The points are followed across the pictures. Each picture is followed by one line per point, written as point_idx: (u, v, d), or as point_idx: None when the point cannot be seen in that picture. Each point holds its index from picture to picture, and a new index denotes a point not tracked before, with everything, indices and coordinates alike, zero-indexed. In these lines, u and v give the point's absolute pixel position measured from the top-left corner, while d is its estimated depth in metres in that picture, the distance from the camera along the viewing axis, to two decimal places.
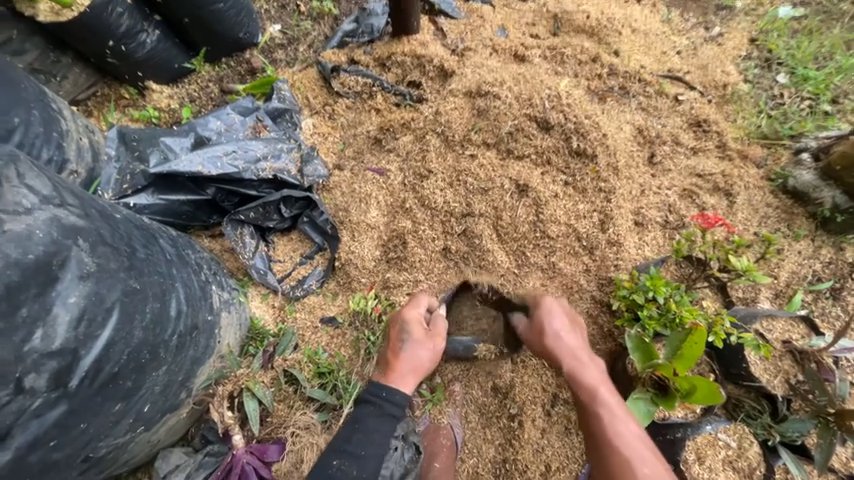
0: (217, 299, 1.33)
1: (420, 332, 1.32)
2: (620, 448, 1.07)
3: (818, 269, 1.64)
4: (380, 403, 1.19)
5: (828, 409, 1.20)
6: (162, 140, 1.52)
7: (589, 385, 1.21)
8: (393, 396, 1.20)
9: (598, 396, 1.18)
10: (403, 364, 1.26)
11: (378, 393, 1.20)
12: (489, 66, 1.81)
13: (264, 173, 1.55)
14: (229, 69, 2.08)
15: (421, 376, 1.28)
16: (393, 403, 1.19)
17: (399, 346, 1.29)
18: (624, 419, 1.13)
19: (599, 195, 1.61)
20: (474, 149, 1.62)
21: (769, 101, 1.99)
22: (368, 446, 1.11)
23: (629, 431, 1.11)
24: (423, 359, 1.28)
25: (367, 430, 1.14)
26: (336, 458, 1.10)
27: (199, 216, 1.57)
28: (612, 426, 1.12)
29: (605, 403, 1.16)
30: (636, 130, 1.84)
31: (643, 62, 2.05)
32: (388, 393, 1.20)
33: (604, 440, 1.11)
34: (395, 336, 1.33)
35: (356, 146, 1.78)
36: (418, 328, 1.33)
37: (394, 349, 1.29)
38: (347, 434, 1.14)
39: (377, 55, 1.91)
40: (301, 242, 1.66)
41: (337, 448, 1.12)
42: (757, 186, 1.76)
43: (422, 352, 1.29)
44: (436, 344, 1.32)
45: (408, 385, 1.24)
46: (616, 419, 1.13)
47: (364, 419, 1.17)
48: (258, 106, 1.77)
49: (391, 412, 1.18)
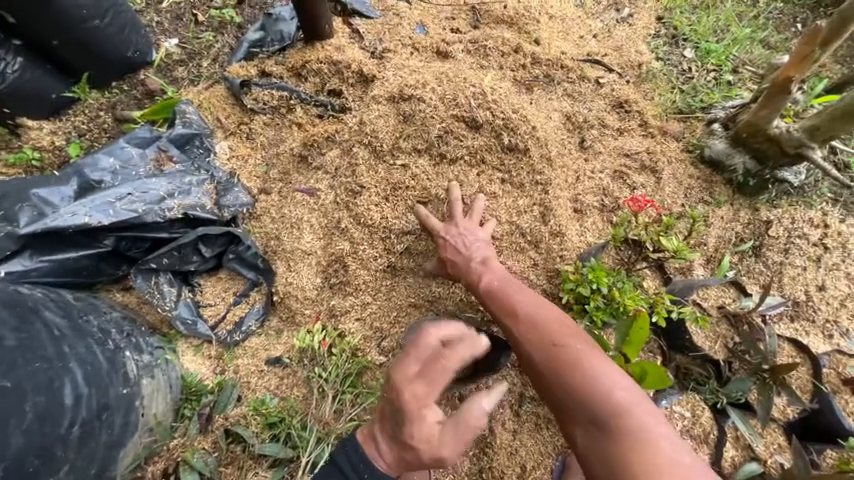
0: (133, 368, 1.15)
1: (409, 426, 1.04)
2: (582, 367, 1.06)
3: (739, 230, 1.75)
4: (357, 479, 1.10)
5: (763, 366, 1.32)
6: (32, 192, 1.25)
7: (538, 319, 1.21)
8: (375, 476, 1.09)
9: (539, 314, 1.22)
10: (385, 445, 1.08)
11: (356, 468, 1.10)
12: (411, 66, 1.72)
13: (171, 213, 1.37)
14: (123, 95, 1.83)
15: (403, 467, 1.07)
16: None
17: (389, 423, 1.07)
18: (578, 340, 1.14)
19: (537, 188, 1.60)
20: (406, 157, 1.54)
21: (680, 76, 2.09)
22: None
23: (585, 348, 1.11)
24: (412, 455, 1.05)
25: None
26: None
27: (105, 269, 1.36)
28: (567, 347, 1.11)
29: (557, 330, 1.16)
30: (564, 117, 1.86)
31: (564, 49, 2.08)
32: (372, 475, 1.09)
33: (564, 364, 1.09)
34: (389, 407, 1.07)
35: (281, 167, 1.63)
36: (415, 416, 1.03)
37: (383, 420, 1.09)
38: None
39: (291, 64, 1.77)
40: (231, 280, 1.49)
41: None
42: (678, 159, 1.85)
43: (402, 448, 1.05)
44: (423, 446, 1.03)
45: (393, 467, 1.08)
46: (569, 342, 1.13)
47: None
48: (159, 135, 1.56)
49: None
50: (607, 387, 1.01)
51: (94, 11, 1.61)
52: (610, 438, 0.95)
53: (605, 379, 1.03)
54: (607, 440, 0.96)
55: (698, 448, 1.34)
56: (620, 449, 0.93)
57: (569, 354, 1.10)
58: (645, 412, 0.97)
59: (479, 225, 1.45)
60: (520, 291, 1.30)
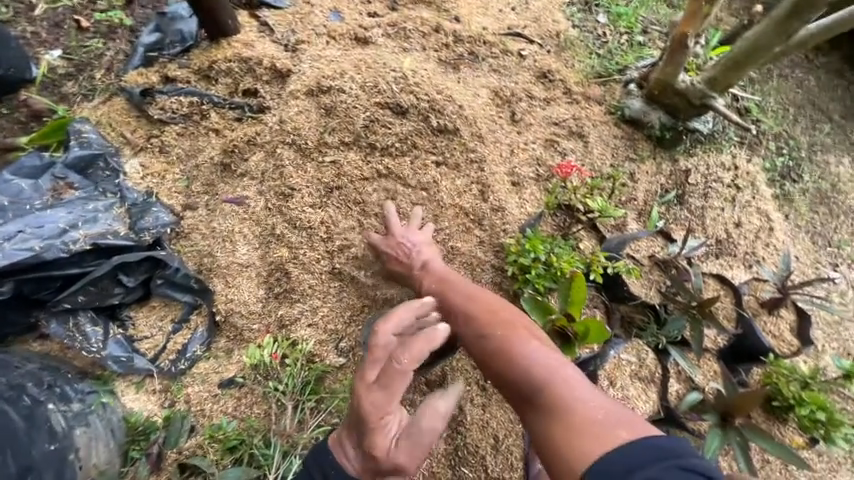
0: (61, 421, 1.10)
1: (379, 436, 1.06)
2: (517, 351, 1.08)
3: (664, 182, 1.87)
4: None
5: (692, 302, 1.45)
6: None
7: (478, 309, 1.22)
8: (340, 473, 1.09)
9: (474, 304, 1.24)
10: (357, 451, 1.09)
11: (326, 470, 1.10)
12: (328, 56, 1.65)
13: (78, 245, 1.24)
14: (4, 120, 1.61)
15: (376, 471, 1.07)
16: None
17: (357, 431, 1.08)
18: (514, 324, 1.16)
19: (472, 167, 1.62)
20: (335, 153, 1.48)
21: (596, 41, 2.17)
22: None
23: (517, 332, 1.13)
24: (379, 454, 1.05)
25: None
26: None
27: (13, 320, 1.23)
28: (502, 334, 1.13)
29: (494, 319, 1.18)
30: (492, 93, 1.88)
31: (484, 24, 2.08)
32: (337, 471, 1.09)
33: (500, 351, 1.10)
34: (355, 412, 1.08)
35: (203, 178, 1.52)
36: (375, 421, 1.05)
37: (351, 429, 1.10)
38: None
39: (197, 67, 1.64)
40: (166, 306, 1.39)
41: None
42: (603, 121, 1.93)
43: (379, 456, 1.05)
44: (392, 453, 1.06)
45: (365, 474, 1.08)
46: (505, 328, 1.15)
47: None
48: (52, 161, 1.40)
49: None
50: (535, 366, 1.03)
51: None
52: (543, 414, 0.95)
53: (538, 359, 1.05)
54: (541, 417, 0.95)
55: (646, 389, 1.46)
56: (549, 426, 0.93)
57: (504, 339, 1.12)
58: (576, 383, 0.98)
59: (417, 229, 1.42)
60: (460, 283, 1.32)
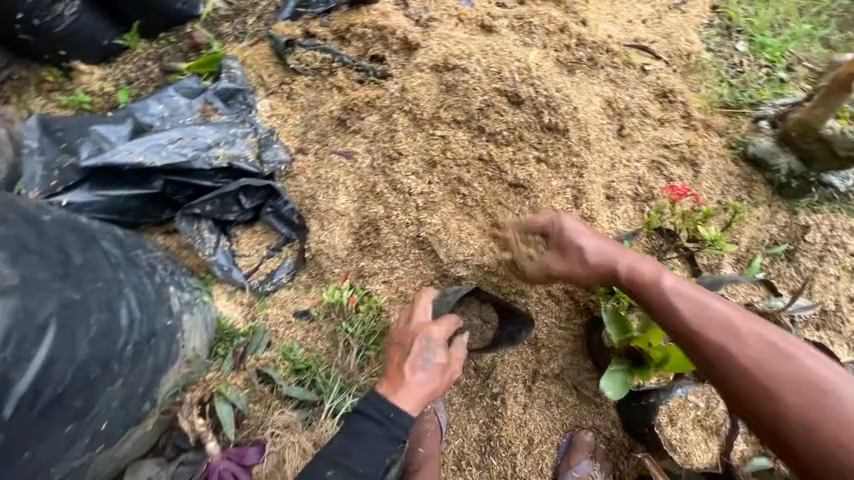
0: (176, 303, 1.23)
1: (442, 355, 1.22)
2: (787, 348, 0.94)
3: (775, 233, 1.72)
4: (385, 424, 1.10)
5: None
6: (94, 129, 1.35)
7: (660, 296, 1.09)
8: (401, 417, 1.10)
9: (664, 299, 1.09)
10: (417, 385, 1.15)
11: (385, 412, 1.10)
12: (455, 37, 1.71)
13: (217, 162, 1.43)
14: (170, 46, 1.86)
15: (426, 403, 1.17)
16: (400, 427, 1.10)
17: (419, 364, 1.18)
18: (711, 317, 1.02)
19: (572, 171, 1.60)
20: (445, 128, 1.54)
21: (730, 70, 2.02)
22: (366, 463, 1.06)
23: (728, 351, 0.98)
24: (437, 386, 1.18)
25: (369, 449, 1.07)
26: (331, 470, 1.04)
27: (150, 212, 1.42)
28: (736, 325, 0.99)
29: (708, 304, 1.05)
30: (605, 102, 1.83)
31: (611, 32, 2.02)
32: (397, 414, 1.10)
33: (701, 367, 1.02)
34: (417, 347, 1.22)
35: (319, 128, 1.65)
36: (440, 354, 1.21)
37: (413, 365, 1.18)
38: (347, 446, 1.07)
39: (335, 27, 1.77)
40: (265, 234, 1.55)
41: (334, 460, 1.06)
42: (720, 154, 1.80)
43: (438, 377, 1.19)
44: (448, 372, 1.22)
45: (416, 408, 1.13)
46: (703, 322, 1.03)
47: (363, 434, 1.08)
48: (206, 87, 1.61)
49: (396, 436, 1.09)
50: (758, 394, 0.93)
51: None
52: (811, 421, 0.86)
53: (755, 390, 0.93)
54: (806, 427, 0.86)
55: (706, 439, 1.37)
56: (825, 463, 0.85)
57: (723, 332, 0.99)
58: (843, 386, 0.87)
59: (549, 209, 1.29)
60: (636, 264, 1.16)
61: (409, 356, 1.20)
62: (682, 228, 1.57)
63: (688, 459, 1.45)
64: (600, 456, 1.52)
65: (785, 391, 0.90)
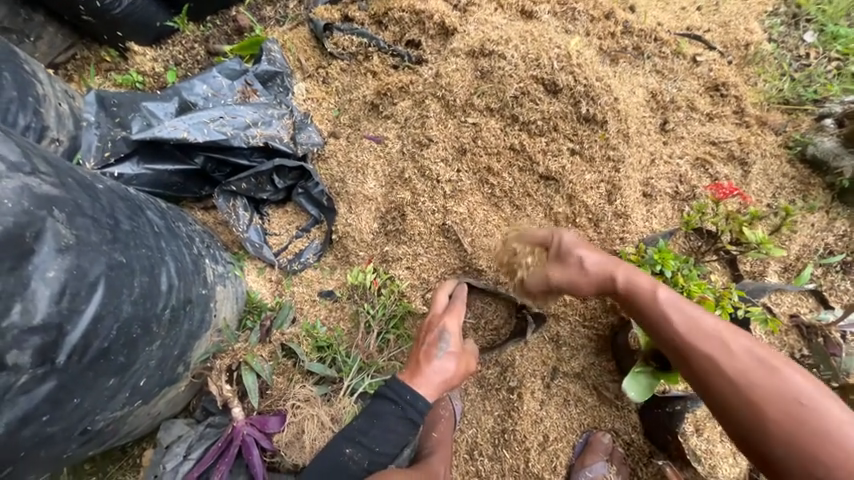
0: (211, 274, 1.30)
1: (457, 345, 1.24)
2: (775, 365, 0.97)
3: (830, 242, 1.61)
4: (402, 405, 1.15)
5: (831, 383, 1.20)
6: (144, 105, 1.42)
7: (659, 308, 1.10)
8: (417, 402, 1.15)
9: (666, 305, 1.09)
10: (435, 370, 1.18)
11: (402, 394, 1.15)
12: (493, 23, 1.66)
13: (254, 140, 1.46)
14: (215, 29, 1.93)
15: (445, 391, 1.20)
16: (416, 409, 1.14)
17: (435, 353, 1.21)
18: (708, 332, 1.04)
19: (608, 165, 1.53)
20: (477, 116, 1.51)
21: (793, 63, 1.85)
22: (382, 443, 1.14)
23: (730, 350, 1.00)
24: (454, 372, 1.20)
25: (385, 429, 1.14)
26: (349, 447, 1.14)
27: (190, 188, 1.50)
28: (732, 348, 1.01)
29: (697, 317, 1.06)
30: (649, 94, 1.74)
31: (660, 20, 1.91)
32: (414, 397, 1.14)
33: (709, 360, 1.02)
34: (431, 337, 1.24)
35: (352, 113, 1.68)
36: (455, 342, 1.24)
37: (429, 352, 1.21)
38: (364, 426, 1.15)
39: (373, 11, 1.76)
40: (296, 215, 1.60)
41: (352, 438, 1.14)
42: (773, 154, 1.67)
43: (454, 364, 1.21)
44: (464, 360, 1.24)
45: (434, 395, 1.17)
46: (700, 338, 1.04)
47: (380, 415, 1.15)
48: (247, 69, 1.65)
49: (411, 417, 1.15)
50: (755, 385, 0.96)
51: None
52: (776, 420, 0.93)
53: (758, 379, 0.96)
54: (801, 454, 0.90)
55: None
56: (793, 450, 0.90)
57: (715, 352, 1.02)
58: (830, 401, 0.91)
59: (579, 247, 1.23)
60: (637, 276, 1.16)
61: (425, 346, 1.23)
62: (724, 229, 1.43)
63: (713, 471, 1.43)
64: (617, 460, 1.49)
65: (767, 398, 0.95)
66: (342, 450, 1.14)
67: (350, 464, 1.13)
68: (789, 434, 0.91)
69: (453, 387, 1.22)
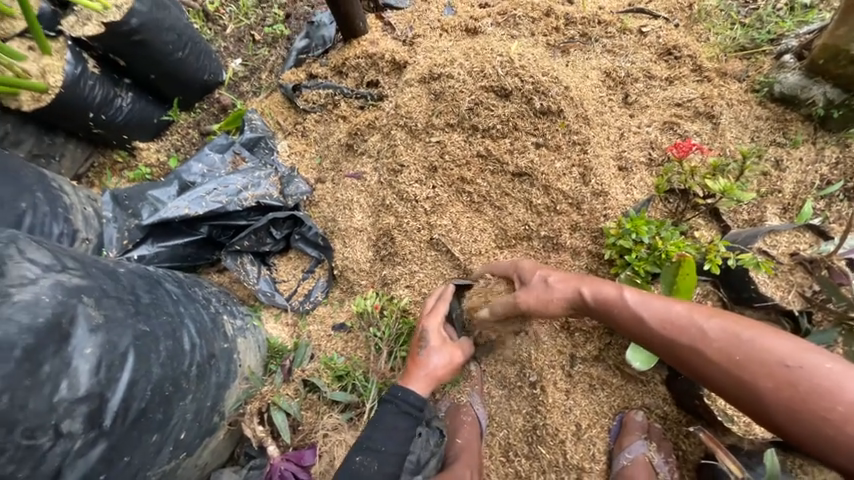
0: (230, 328, 1.43)
1: (438, 340, 1.39)
2: (743, 332, 1.02)
3: (825, 173, 1.57)
4: (396, 402, 1.29)
5: (849, 314, 1.15)
6: (149, 194, 1.62)
7: (625, 310, 1.16)
8: (408, 397, 1.28)
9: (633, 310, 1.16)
10: (420, 367, 1.33)
11: (395, 393, 1.30)
12: (440, 48, 1.80)
13: (247, 202, 1.63)
14: (204, 113, 2.18)
15: (435, 383, 1.34)
16: (409, 403, 1.28)
17: (420, 350, 1.38)
18: (677, 323, 1.10)
19: (575, 149, 1.59)
20: (441, 134, 1.62)
21: (741, 9, 1.88)
22: (387, 442, 1.23)
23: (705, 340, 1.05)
24: (440, 365, 1.35)
25: (386, 427, 1.25)
26: (358, 455, 1.23)
27: (204, 255, 1.67)
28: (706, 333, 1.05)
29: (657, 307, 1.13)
30: (604, 74, 1.80)
31: (601, 4, 2.00)
32: (403, 392, 1.28)
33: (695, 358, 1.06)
34: (416, 337, 1.42)
35: (332, 157, 1.83)
36: (438, 337, 1.40)
37: (414, 353, 1.37)
38: (369, 430, 1.26)
39: (333, 63, 1.94)
40: (300, 258, 1.73)
41: (360, 445, 1.25)
42: (741, 100, 1.68)
43: (438, 358, 1.36)
44: (449, 352, 1.37)
45: (422, 387, 1.31)
46: (674, 329, 1.10)
47: (379, 418, 1.27)
48: (233, 140, 1.84)
49: (407, 410, 1.27)
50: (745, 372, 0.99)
51: (177, 45, 1.93)
52: (781, 398, 0.95)
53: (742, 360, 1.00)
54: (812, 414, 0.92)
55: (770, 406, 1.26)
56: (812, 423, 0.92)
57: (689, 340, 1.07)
58: (799, 349, 0.96)
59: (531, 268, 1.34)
60: (596, 288, 1.22)
61: (412, 349, 1.40)
62: (693, 184, 1.46)
63: (749, 429, 1.37)
64: (657, 437, 1.46)
65: (764, 381, 0.97)
66: (352, 460, 1.23)
67: (363, 470, 1.21)
68: (797, 405, 0.93)
69: (445, 378, 1.35)
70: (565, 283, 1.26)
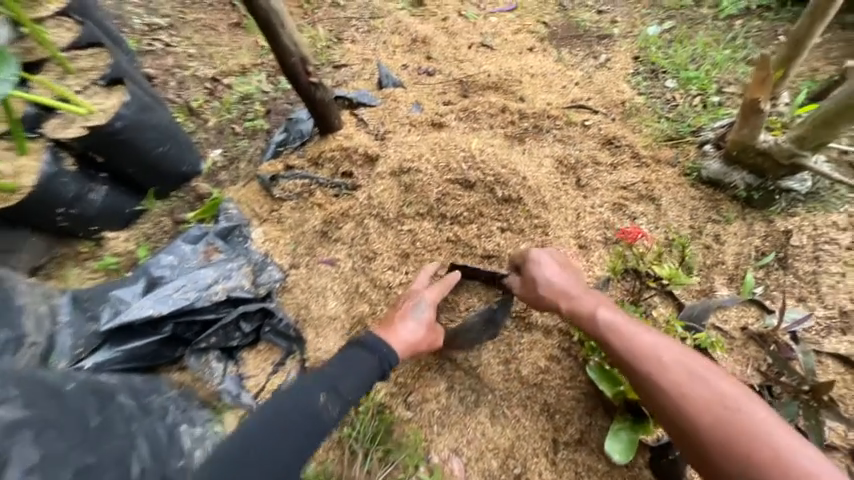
0: (188, 440, 1.31)
1: (431, 311, 1.45)
2: (640, 350, 1.23)
3: (758, 245, 1.75)
4: (377, 357, 1.25)
5: (803, 387, 1.21)
6: (113, 294, 1.57)
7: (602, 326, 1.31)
8: (390, 354, 1.27)
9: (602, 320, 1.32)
10: (408, 329, 1.37)
11: (379, 345, 1.27)
12: (409, 142, 1.99)
13: (217, 296, 1.62)
14: (179, 201, 2.19)
15: (412, 351, 1.36)
16: (384, 356, 1.26)
17: (411, 315, 1.41)
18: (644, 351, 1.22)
19: (537, 231, 1.71)
20: (411, 223, 1.72)
21: (665, 106, 2.20)
22: (349, 381, 1.19)
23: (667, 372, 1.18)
24: (423, 334, 1.39)
25: (357, 377, 1.21)
26: (324, 394, 1.16)
27: (164, 352, 1.56)
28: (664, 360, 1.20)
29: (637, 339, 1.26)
30: (556, 161, 2.01)
31: (548, 100, 2.29)
32: (388, 348, 1.27)
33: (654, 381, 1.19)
34: (408, 303, 1.46)
35: (307, 242, 1.86)
36: (429, 308, 1.46)
37: (405, 314, 1.41)
38: (338, 373, 1.20)
39: (309, 155, 2.08)
40: (270, 351, 1.66)
41: (323, 383, 1.17)
42: (677, 183, 1.89)
43: (424, 328, 1.40)
44: (432, 325, 1.43)
45: (401, 349, 1.32)
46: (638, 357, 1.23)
47: (358, 363, 1.23)
48: (207, 231, 1.84)
49: (385, 368, 1.26)
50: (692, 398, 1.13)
51: (159, 142, 2.03)
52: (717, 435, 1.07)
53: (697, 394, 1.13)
54: (683, 416, 1.13)
55: None
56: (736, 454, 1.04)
57: (652, 365, 1.20)
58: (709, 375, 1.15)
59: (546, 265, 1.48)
60: (576, 300, 1.40)
61: (403, 311, 1.43)
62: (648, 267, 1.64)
63: None
64: None
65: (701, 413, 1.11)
66: (309, 399, 1.14)
67: (324, 412, 1.14)
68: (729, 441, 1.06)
69: (418, 350, 1.38)
70: (563, 282, 1.44)
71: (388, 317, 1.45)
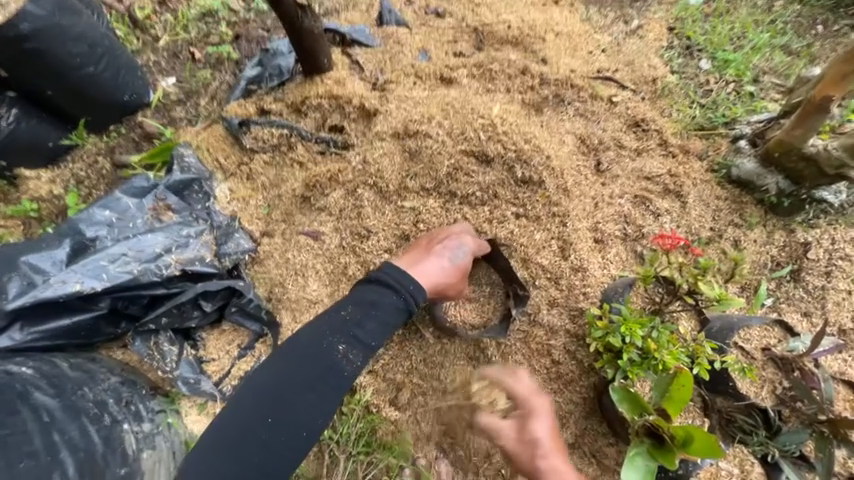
0: (133, 441, 1.09)
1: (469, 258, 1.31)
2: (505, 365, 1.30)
3: (775, 254, 1.64)
4: (403, 294, 1.14)
5: (819, 417, 1.15)
6: (23, 260, 1.20)
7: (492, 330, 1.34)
8: (417, 293, 1.16)
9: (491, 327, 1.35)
10: (438, 268, 1.24)
11: (403, 281, 1.15)
12: (414, 97, 1.66)
13: (169, 270, 1.31)
14: (121, 137, 1.77)
15: (437, 291, 1.25)
16: (412, 295, 1.15)
17: (447, 255, 1.28)
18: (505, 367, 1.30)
19: (554, 220, 1.51)
20: (415, 199, 1.47)
21: (698, 89, 1.98)
22: (376, 335, 1.09)
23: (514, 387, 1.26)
24: (455, 276, 1.27)
25: (381, 321, 1.10)
26: (343, 343, 1.07)
27: (102, 330, 1.28)
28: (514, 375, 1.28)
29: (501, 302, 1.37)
30: (578, 140, 1.76)
31: (572, 66, 1.99)
32: (415, 286, 1.16)
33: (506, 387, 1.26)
34: (448, 242, 1.31)
35: (283, 207, 1.55)
36: (469, 254, 1.32)
37: (441, 252, 1.27)
38: (357, 318, 1.09)
39: (290, 100, 1.69)
40: (235, 333, 1.40)
41: (344, 332, 1.08)
42: (703, 180, 1.73)
43: (458, 272, 1.27)
44: (465, 271, 1.30)
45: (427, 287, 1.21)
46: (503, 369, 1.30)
47: (378, 304, 1.11)
48: (156, 183, 1.48)
49: (410, 307, 1.14)
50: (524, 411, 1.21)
51: (86, 57, 1.55)
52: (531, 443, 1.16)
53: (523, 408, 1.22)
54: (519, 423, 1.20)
55: None
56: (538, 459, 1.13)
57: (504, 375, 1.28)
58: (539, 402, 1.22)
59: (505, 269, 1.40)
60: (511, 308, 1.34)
61: (438, 248, 1.28)
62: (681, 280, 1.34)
63: None
64: None
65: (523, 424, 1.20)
66: (329, 350, 1.06)
67: (344, 362, 1.06)
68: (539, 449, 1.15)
69: (444, 290, 1.26)
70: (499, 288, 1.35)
71: (415, 249, 1.30)
